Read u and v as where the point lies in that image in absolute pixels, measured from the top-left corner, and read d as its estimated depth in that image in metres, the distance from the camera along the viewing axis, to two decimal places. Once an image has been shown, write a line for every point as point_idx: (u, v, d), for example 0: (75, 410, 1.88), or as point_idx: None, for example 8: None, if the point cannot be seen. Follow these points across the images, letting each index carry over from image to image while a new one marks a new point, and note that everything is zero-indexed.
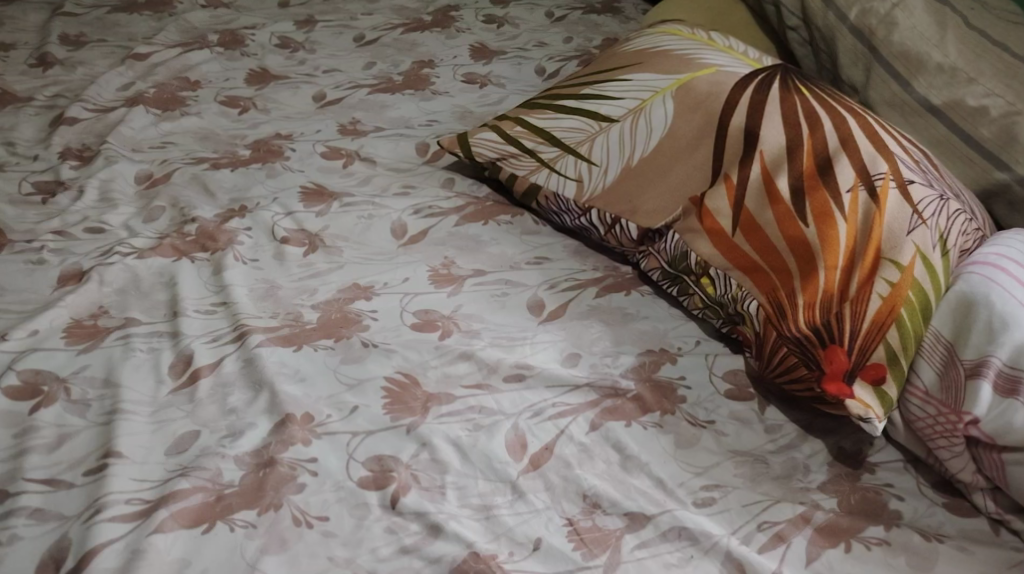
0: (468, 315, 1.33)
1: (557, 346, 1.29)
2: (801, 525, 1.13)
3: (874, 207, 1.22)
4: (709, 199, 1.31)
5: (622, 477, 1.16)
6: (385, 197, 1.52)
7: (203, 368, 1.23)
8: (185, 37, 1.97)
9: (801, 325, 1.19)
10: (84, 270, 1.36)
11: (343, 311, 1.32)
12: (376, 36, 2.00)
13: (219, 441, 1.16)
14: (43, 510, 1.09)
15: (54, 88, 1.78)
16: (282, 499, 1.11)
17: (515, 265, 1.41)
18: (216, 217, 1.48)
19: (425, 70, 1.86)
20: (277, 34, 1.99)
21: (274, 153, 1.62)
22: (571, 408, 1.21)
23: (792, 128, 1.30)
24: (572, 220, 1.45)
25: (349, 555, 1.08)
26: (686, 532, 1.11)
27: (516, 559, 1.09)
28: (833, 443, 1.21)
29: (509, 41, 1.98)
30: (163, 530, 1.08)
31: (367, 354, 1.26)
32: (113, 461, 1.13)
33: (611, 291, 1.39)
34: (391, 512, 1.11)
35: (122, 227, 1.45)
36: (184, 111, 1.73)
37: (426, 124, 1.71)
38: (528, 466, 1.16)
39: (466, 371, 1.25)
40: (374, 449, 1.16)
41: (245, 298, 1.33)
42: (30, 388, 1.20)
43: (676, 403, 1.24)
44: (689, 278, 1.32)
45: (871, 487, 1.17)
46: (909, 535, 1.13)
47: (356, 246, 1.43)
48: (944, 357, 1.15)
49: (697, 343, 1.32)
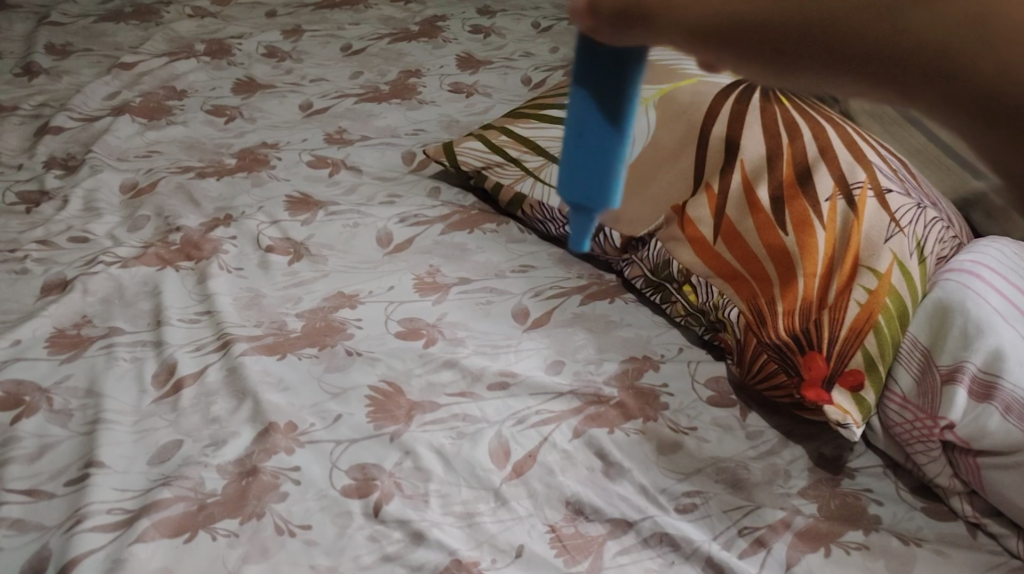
0: (453, 323, 1.32)
1: (541, 355, 1.29)
2: (781, 531, 1.13)
3: (853, 215, 1.22)
4: (691, 208, 1.31)
5: (604, 484, 1.16)
6: (370, 205, 1.52)
7: (186, 377, 1.23)
8: (171, 46, 1.97)
9: (781, 332, 1.19)
10: (67, 280, 1.35)
11: (328, 320, 1.32)
12: (363, 45, 2.00)
13: (201, 451, 1.15)
14: (23, 520, 1.09)
15: (39, 98, 1.78)
16: (264, 507, 1.10)
17: (500, 274, 1.41)
18: (200, 226, 1.47)
19: (411, 80, 1.87)
20: (264, 44, 1.99)
21: (260, 162, 1.62)
22: (555, 415, 1.21)
23: (771, 137, 1.29)
24: (557, 228, 1.45)
25: (331, 564, 1.07)
26: (667, 538, 1.11)
27: (498, 566, 1.08)
28: (813, 449, 1.21)
29: (495, 51, 1.99)
30: (144, 540, 1.07)
31: (351, 363, 1.26)
32: (94, 471, 1.12)
33: (595, 298, 1.39)
34: (373, 520, 1.10)
35: (106, 236, 1.45)
36: (170, 120, 1.73)
37: (412, 133, 1.71)
38: (511, 473, 1.16)
39: (450, 379, 1.25)
40: (357, 458, 1.16)
41: (229, 307, 1.33)
42: (12, 399, 1.20)
43: (658, 410, 1.24)
44: (671, 285, 1.33)
45: (851, 492, 1.17)
46: (888, 539, 1.12)
47: (341, 255, 1.43)
48: (921, 363, 1.15)
49: (679, 350, 1.32)
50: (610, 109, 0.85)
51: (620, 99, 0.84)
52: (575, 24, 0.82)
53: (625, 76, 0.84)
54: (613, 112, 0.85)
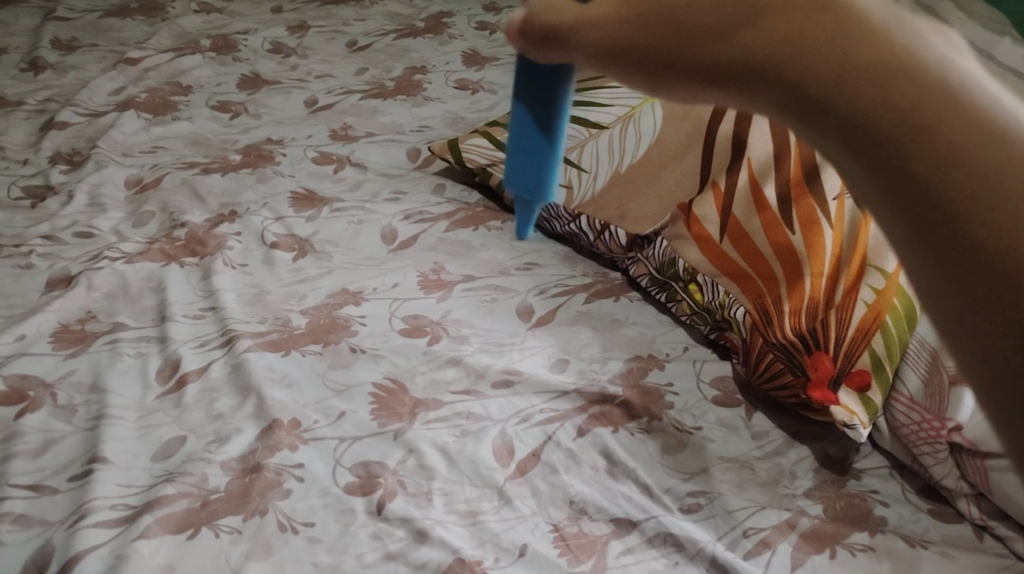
0: (457, 320, 1.32)
1: (546, 353, 1.29)
2: (786, 531, 1.12)
3: (861, 214, 1.21)
4: (697, 206, 1.31)
5: (609, 484, 1.15)
6: (375, 202, 1.52)
7: (190, 373, 1.23)
8: (177, 42, 1.96)
9: (787, 332, 1.19)
10: (72, 275, 1.35)
11: (332, 316, 1.31)
12: (369, 41, 1.99)
13: (205, 447, 1.15)
14: (27, 516, 1.08)
15: (44, 93, 1.77)
16: (267, 504, 1.10)
17: (505, 271, 1.41)
18: (205, 222, 1.47)
19: (417, 76, 1.86)
20: (270, 39, 1.99)
21: (265, 158, 1.61)
22: (559, 413, 1.21)
23: (779, 134, 1.28)
24: (562, 226, 1.45)
25: (333, 562, 1.07)
26: (671, 538, 1.10)
27: (502, 565, 1.08)
28: (819, 449, 1.21)
29: (501, 48, 1.98)
30: (147, 536, 1.06)
31: (355, 360, 1.25)
32: (98, 467, 1.12)
33: (601, 296, 1.38)
34: (376, 518, 1.10)
35: (111, 232, 1.44)
36: (176, 116, 1.73)
37: (417, 130, 1.70)
38: (515, 472, 1.15)
39: (455, 377, 1.24)
40: (361, 455, 1.15)
41: (233, 303, 1.32)
42: (16, 394, 1.19)
43: (663, 408, 1.23)
44: (677, 284, 1.33)
45: (857, 493, 1.17)
46: (893, 541, 1.12)
47: (345, 252, 1.43)
48: (928, 363, 1.15)
49: (685, 349, 1.31)
50: (541, 120, 0.97)
51: (550, 113, 0.96)
52: (513, 44, 0.86)
53: (552, 93, 0.95)
54: (545, 123, 0.97)
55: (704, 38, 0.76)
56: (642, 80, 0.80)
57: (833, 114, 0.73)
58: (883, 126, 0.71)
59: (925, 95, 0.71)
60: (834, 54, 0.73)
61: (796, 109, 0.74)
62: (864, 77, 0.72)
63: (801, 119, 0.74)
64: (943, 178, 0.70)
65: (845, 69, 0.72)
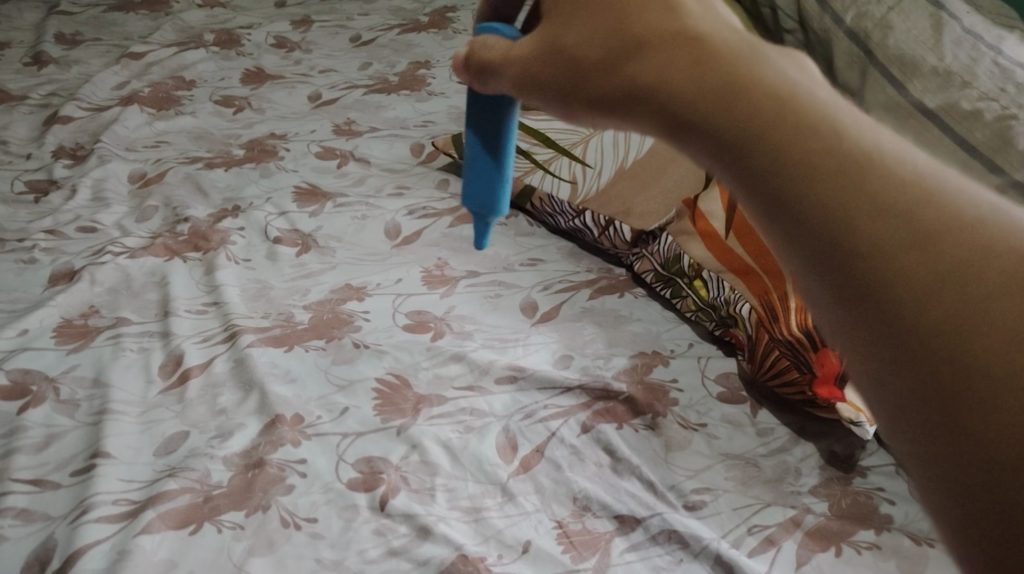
0: (461, 316, 1.31)
1: (550, 348, 1.28)
2: (791, 529, 1.11)
3: None
4: (703, 201, 1.30)
5: (612, 480, 1.15)
6: (379, 198, 1.51)
7: (193, 368, 1.22)
8: (180, 36, 1.96)
9: (793, 329, 1.17)
10: (75, 269, 1.35)
11: (335, 312, 1.31)
12: (373, 36, 1.99)
13: (208, 442, 1.14)
14: (30, 510, 1.08)
15: (48, 87, 1.77)
16: (270, 500, 1.10)
17: (509, 267, 1.40)
18: (208, 217, 1.47)
19: (421, 71, 1.86)
20: (273, 34, 1.98)
21: (268, 153, 1.61)
22: (563, 410, 1.20)
23: None
24: (565, 222, 1.44)
25: (336, 557, 1.06)
26: (676, 535, 1.10)
27: (505, 562, 1.07)
28: (825, 447, 1.20)
29: None
30: (149, 532, 1.06)
31: (358, 355, 1.25)
32: (100, 462, 1.11)
33: (605, 293, 1.38)
34: (379, 514, 1.10)
35: (114, 227, 1.44)
36: (179, 111, 1.72)
37: (421, 125, 1.70)
38: (518, 469, 1.15)
39: (458, 373, 1.24)
40: (364, 451, 1.15)
41: (236, 298, 1.32)
42: (18, 388, 1.19)
43: (667, 405, 1.23)
44: (681, 280, 1.32)
45: (863, 491, 1.16)
46: (900, 539, 1.11)
47: (349, 247, 1.42)
48: None
49: (689, 346, 1.31)
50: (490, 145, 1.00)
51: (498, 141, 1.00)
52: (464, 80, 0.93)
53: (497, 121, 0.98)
54: (492, 146, 1.00)
55: (591, 70, 0.75)
56: (557, 107, 0.79)
57: (708, 137, 0.70)
58: (760, 153, 0.68)
59: (790, 108, 0.68)
60: (704, 76, 0.70)
61: (677, 134, 0.71)
62: (733, 102, 0.69)
63: (679, 143, 0.71)
64: (819, 201, 0.66)
65: (713, 89, 0.69)
